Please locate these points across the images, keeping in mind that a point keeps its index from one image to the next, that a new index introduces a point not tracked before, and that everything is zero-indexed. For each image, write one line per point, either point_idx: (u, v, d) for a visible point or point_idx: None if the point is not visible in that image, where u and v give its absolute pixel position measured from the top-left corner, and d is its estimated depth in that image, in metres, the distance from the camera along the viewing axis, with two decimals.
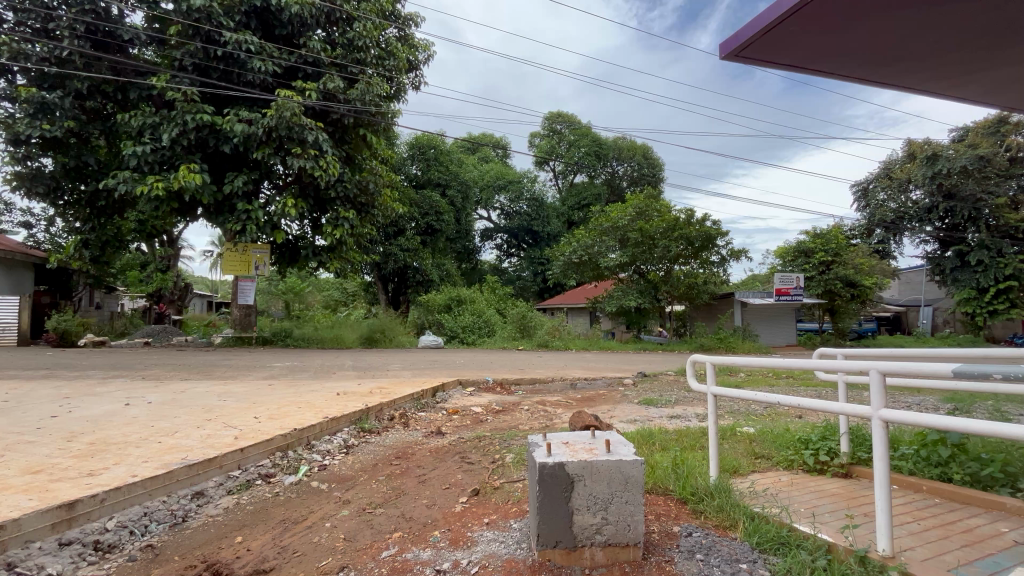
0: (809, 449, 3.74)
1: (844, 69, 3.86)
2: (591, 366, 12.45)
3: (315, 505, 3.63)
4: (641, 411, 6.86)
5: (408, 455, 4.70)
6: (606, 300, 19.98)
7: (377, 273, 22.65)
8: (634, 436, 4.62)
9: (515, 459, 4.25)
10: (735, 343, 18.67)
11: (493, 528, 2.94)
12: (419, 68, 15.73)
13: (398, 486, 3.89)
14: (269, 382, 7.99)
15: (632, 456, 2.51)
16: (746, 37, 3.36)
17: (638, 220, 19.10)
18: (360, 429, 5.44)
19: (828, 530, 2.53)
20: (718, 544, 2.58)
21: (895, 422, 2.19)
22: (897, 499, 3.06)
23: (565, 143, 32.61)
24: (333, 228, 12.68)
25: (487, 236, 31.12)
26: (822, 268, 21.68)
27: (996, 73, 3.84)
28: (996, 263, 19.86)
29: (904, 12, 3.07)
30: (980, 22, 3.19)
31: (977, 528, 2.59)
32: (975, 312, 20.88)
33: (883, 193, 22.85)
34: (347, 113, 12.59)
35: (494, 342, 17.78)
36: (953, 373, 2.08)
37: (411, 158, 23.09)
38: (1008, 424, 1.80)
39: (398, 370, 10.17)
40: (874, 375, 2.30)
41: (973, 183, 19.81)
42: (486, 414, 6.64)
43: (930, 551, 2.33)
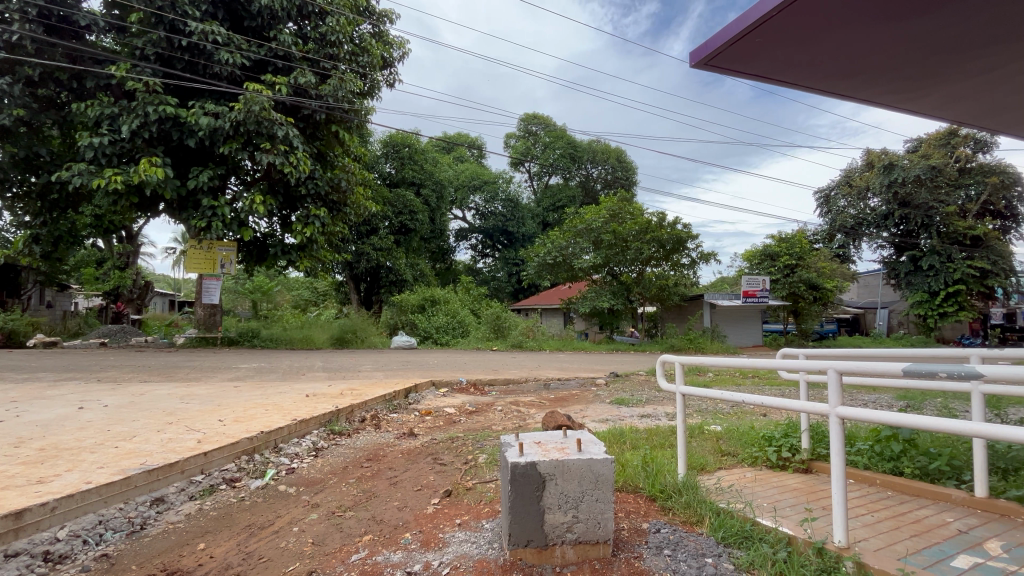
0: (772, 446, 3.88)
1: (808, 80, 4.01)
2: (564, 367, 12.56)
3: (281, 509, 3.54)
4: (612, 410, 6.95)
5: (379, 457, 4.63)
6: (581, 301, 20.17)
7: (348, 272, 22.28)
8: (606, 436, 4.67)
9: (488, 460, 4.26)
10: (704, 343, 19.23)
11: (464, 529, 2.94)
12: (393, 65, 15.58)
13: (369, 489, 3.83)
14: (234, 384, 7.76)
15: (603, 455, 2.54)
16: (716, 46, 3.43)
17: (612, 222, 19.40)
18: (329, 431, 5.33)
19: (789, 523, 2.62)
20: (685, 539, 2.65)
21: (852, 418, 2.29)
22: (853, 492, 3.21)
23: (540, 144, 32.86)
24: (303, 227, 12.39)
25: (461, 236, 31.02)
26: (787, 271, 22.46)
27: (944, 88, 4.07)
28: (946, 268, 20.88)
29: (863, 27, 3.22)
30: (934, 37, 3.35)
31: (926, 518, 2.74)
32: (927, 314, 21.83)
33: (844, 200, 23.90)
34: (319, 109, 12.32)
35: (468, 343, 17.70)
36: (903, 371, 2.19)
37: (385, 156, 22.87)
38: (955, 421, 1.91)
39: (370, 371, 10.05)
40: (832, 374, 2.39)
41: (926, 192, 20.92)
42: (460, 414, 6.63)
43: (883, 542, 2.45)
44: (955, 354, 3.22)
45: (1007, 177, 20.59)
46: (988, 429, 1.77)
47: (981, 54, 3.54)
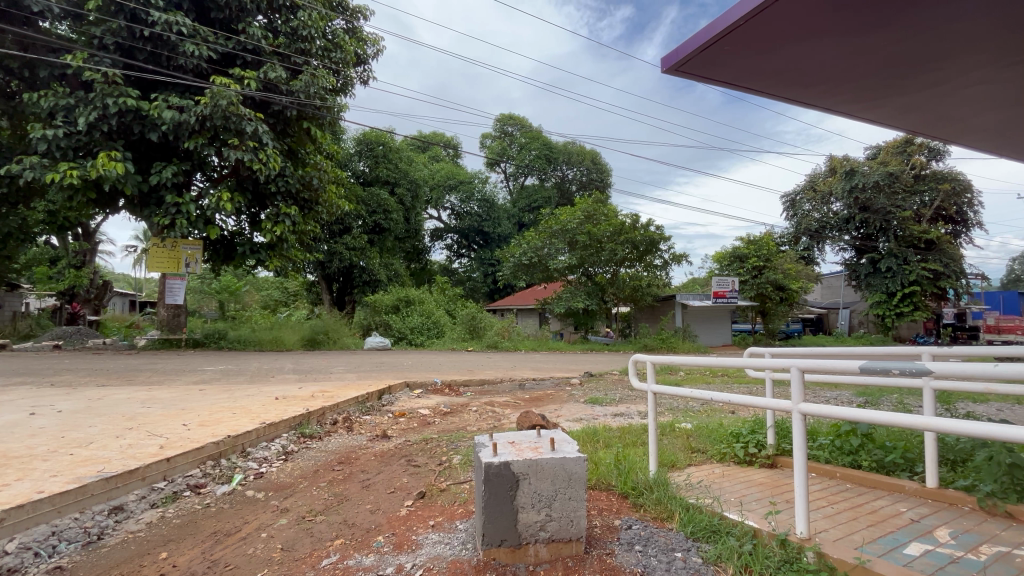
0: (740, 442, 3.99)
1: (774, 88, 4.16)
2: (539, 367, 12.63)
3: (250, 515, 3.45)
4: (586, 410, 7.03)
5: (352, 460, 4.56)
6: (556, 302, 20.31)
7: (320, 272, 21.87)
8: (579, 435, 4.72)
9: (462, 461, 4.25)
10: (676, 343, 19.68)
11: (438, 530, 2.92)
12: (367, 62, 15.38)
13: (340, 492, 3.77)
14: (200, 386, 7.52)
15: (575, 453, 2.58)
16: (686, 53, 3.52)
17: (586, 223, 19.64)
18: (300, 435, 5.22)
19: (754, 517, 2.70)
20: (656, 535, 2.70)
21: (813, 415, 2.38)
22: (815, 485, 3.34)
23: (516, 145, 32.98)
24: (273, 225, 12.09)
25: (437, 236, 30.85)
26: (755, 273, 23.18)
27: (899, 99, 4.28)
28: (902, 270, 21.87)
29: (822, 40, 3.37)
30: (888, 53, 3.54)
31: (881, 509, 2.87)
32: (884, 314, 22.81)
33: (808, 204, 24.84)
34: (289, 105, 12.05)
35: (443, 343, 17.61)
36: (860, 368, 2.29)
37: (358, 154, 22.60)
38: (907, 416, 2.02)
39: (343, 373, 9.89)
40: (794, 372, 2.49)
41: (884, 197, 21.92)
42: (435, 415, 6.60)
43: (842, 532, 2.56)
44: (908, 352, 3.37)
45: (958, 184, 21.77)
46: (940, 423, 1.87)
47: (933, 67, 3.73)
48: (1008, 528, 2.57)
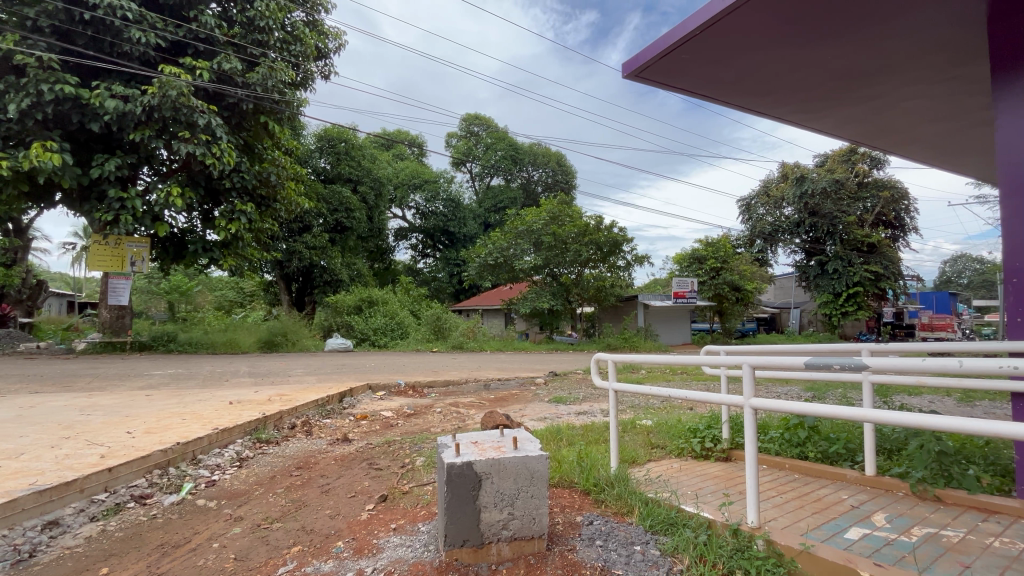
0: (697, 437, 4.13)
1: (730, 97, 4.33)
2: (505, 367, 12.65)
3: (200, 525, 3.29)
4: (551, 409, 7.08)
5: (311, 465, 4.44)
6: (521, 302, 20.41)
7: (278, 272, 21.12)
8: (543, 433, 4.77)
9: (426, 463, 4.20)
10: (638, 343, 20.13)
11: (400, 533, 2.89)
12: (329, 56, 15.02)
13: (299, 499, 3.66)
14: (146, 392, 7.13)
15: (537, 452, 2.61)
16: (646, 59, 3.62)
17: (552, 224, 19.86)
18: (255, 440, 5.02)
19: (709, 508, 2.81)
20: (616, 529, 2.77)
21: (762, 409, 2.49)
22: (765, 477, 3.50)
23: (482, 145, 32.92)
24: (226, 222, 11.57)
25: (401, 235, 30.43)
26: (712, 273, 24.03)
27: (842, 111, 4.55)
28: (847, 272, 23.19)
29: (772, 52, 3.54)
30: (831, 66, 3.75)
31: (826, 496, 3.05)
32: (831, 313, 24.07)
33: (762, 208, 25.94)
34: (245, 98, 11.58)
35: (407, 344, 17.36)
36: (804, 365, 2.43)
37: (319, 150, 22.01)
38: (846, 409, 2.15)
39: (302, 375, 9.60)
40: (746, 369, 2.60)
41: (831, 203, 23.20)
42: (398, 418, 6.50)
43: (788, 520, 2.69)
44: (849, 348, 3.59)
45: (897, 192, 23.25)
46: (875, 415, 2.01)
47: (870, 82, 4.00)
48: (937, 511, 2.77)
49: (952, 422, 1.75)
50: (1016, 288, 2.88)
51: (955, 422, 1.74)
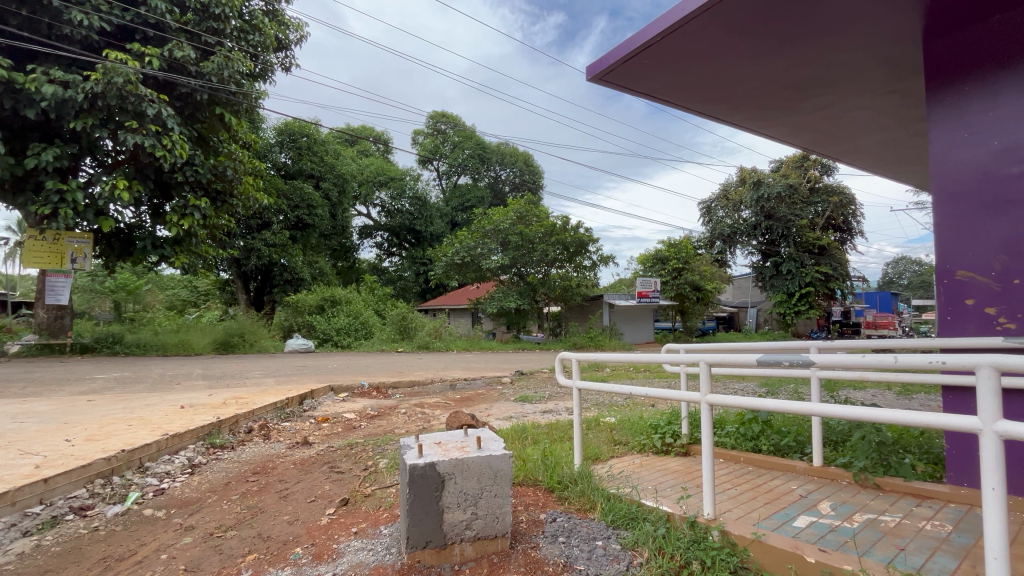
0: (658, 433, 4.25)
1: (690, 103, 4.47)
2: (471, 366, 12.60)
3: (147, 536, 3.13)
4: (517, 408, 7.12)
5: (268, 469, 4.30)
6: (488, 301, 20.41)
7: (235, 270, 20.33)
8: (508, 432, 4.79)
9: (389, 464, 4.15)
10: (603, 341, 20.48)
11: (361, 537, 2.84)
12: (289, 48, 14.59)
13: (255, 505, 3.54)
14: (89, 397, 6.72)
15: (501, 451, 2.62)
16: (610, 62, 3.71)
17: (519, 224, 19.98)
18: (208, 445, 4.82)
19: (668, 502, 2.88)
20: (578, 525, 2.81)
21: (718, 405, 2.58)
22: (721, 470, 3.63)
23: (449, 143, 32.67)
24: (178, 218, 11.01)
25: (365, 233, 29.87)
26: (675, 274, 24.75)
27: (794, 118, 4.77)
28: (799, 272, 24.32)
29: (729, 61, 3.68)
30: (784, 76, 3.93)
31: (777, 487, 3.20)
32: (785, 312, 25.20)
33: (722, 211, 26.85)
34: (199, 88, 11.08)
35: (372, 344, 17.04)
36: (756, 361, 2.53)
37: (280, 144, 21.30)
38: (794, 404, 2.26)
39: (259, 377, 9.27)
40: (703, 366, 2.69)
41: (785, 207, 24.27)
42: (361, 419, 6.37)
43: (742, 511, 2.80)
44: (799, 345, 3.76)
45: (845, 197, 24.52)
46: (821, 409, 2.12)
47: (818, 92, 4.21)
48: (876, 498, 2.95)
49: (892, 415, 1.86)
50: (947, 288, 3.06)
51: (893, 415, 1.86)
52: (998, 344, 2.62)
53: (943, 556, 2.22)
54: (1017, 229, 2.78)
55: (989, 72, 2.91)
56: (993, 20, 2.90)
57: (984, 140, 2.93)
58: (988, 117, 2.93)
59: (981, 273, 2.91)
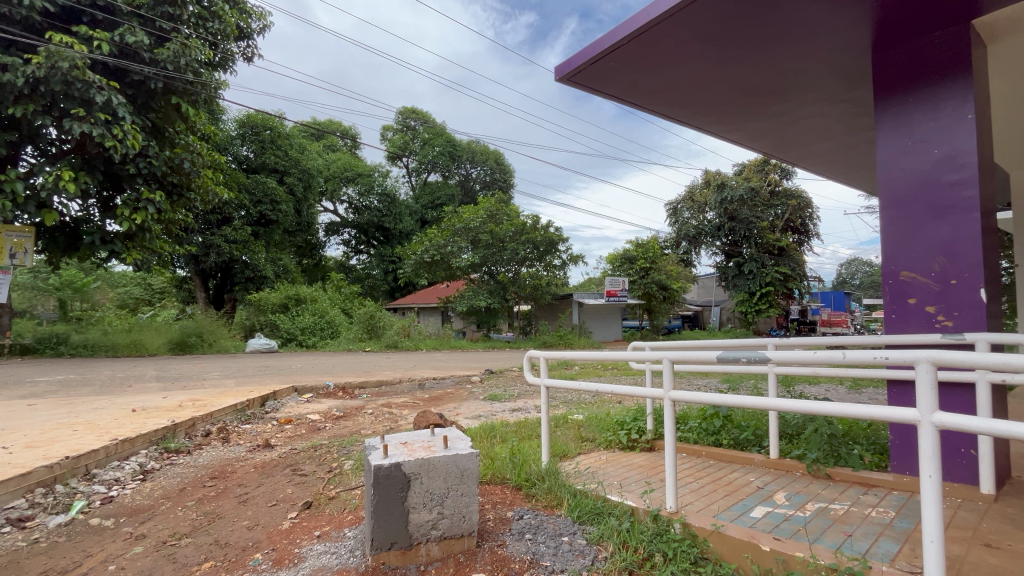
0: (624, 429, 4.34)
1: (658, 107, 4.57)
2: (441, 366, 12.50)
3: (94, 546, 2.97)
4: (486, 406, 7.13)
5: (227, 474, 4.15)
6: (458, 300, 20.30)
7: (193, 267, 19.50)
8: (477, 432, 4.77)
9: (354, 466, 4.07)
10: (573, 339, 20.71)
11: (324, 540, 2.78)
12: (252, 37, 14.13)
13: (212, 511, 3.40)
14: (30, 401, 6.32)
15: (468, 449, 2.62)
16: (578, 63, 3.76)
17: (489, 222, 19.96)
18: (162, 450, 4.61)
19: (632, 496, 2.94)
20: (545, 522, 2.83)
21: (680, 400, 2.66)
22: (684, 464, 3.74)
23: (419, 140, 32.29)
24: (131, 212, 10.45)
25: (332, 230, 29.23)
26: (642, 273, 25.28)
27: (755, 124, 4.94)
28: (760, 273, 25.23)
29: (693, 67, 3.78)
30: (744, 83, 4.06)
31: (735, 479, 3.32)
32: (746, 310, 26.10)
33: (687, 212, 27.54)
34: (154, 76, 10.56)
35: (338, 344, 16.67)
36: (716, 359, 2.61)
37: (241, 137, 20.54)
38: (753, 400, 2.35)
39: (219, 378, 8.93)
40: (666, 364, 2.76)
41: (747, 209, 25.12)
42: (326, 421, 6.22)
43: (703, 503, 2.90)
44: (757, 342, 3.90)
45: (803, 201, 25.54)
46: (776, 404, 2.21)
47: (776, 99, 4.37)
48: (828, 487, 3.10)
49: (843, 408, 1.95)
50: (892, 288, 3.24)
51: (842, 409, 1.95)
52: (937, 340, 2.80)
53: (887, 541, 2.35)
54: (954, 233, 2.98)
55: (931, 83, 3.09)
56: (935, 36, 3.09)
57: (925, 148, 3.12)
58: (929, 127, 3.11)
59: (923, 273, 3.09)
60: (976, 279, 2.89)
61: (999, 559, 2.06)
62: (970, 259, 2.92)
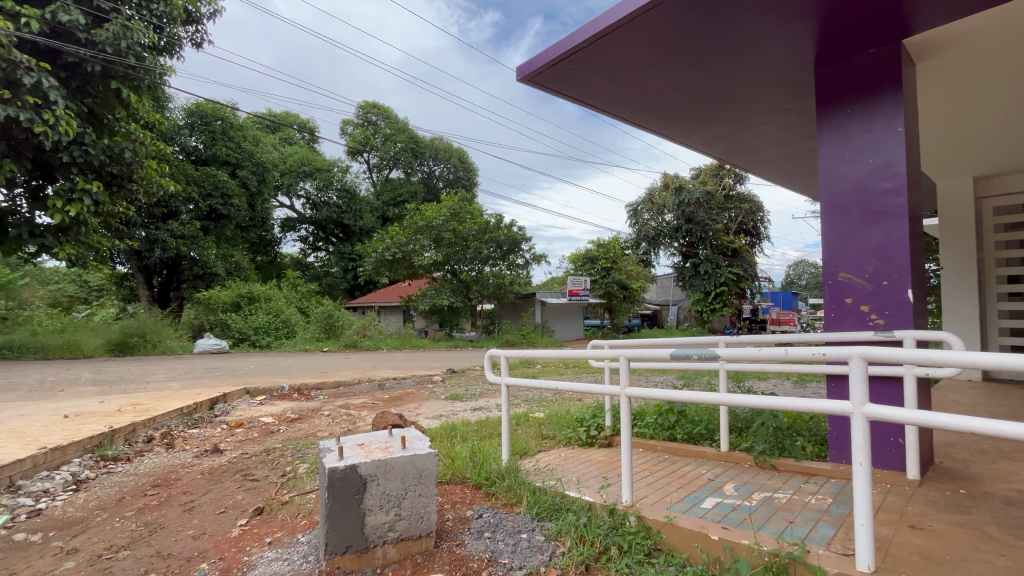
0: (584, 427, 4.43)
1: (617, 110, 4.68)
2: (402, 365, 12.32)
3: (19, 563, 2.76)
4: (447, 406, 7.08)
5: (171, 481, 3.93)
6: (420, 299, 20.00)
7: (135, 264, 18.32)
8: (436, 432, 4.73)
9: (309, 469, 3.96)
10: (535, 339, 20.85)
11: (276, 547, 2.69)
12: (201, 22, 13.41)
13: (154, 521, 3.23)
14: None
15: (426, 450, 2.60)
16: (539, 65, 3.81)
17: (452, 220, 19.80)
18: (98, 458, 4.33)
19: (589, 492, 2.99)
20: (504, 520, 2.85)
21: (636, 397, 2.72)
22: (641, 458, 3.85)
23: (380, 135, 31.64)
24: (63, 203, 9.69)
25: (288, 225, 28.27)
26: (603, 273, 25.78)
27: (708, 130, 5.14)
28: (715, 273, 26.19)
29: (650, 73, 3.90)
30: (698, 90, 4.22)
31: (688, 472, 3.45)
32: (702, 309, 27.03)
33: (647, 213, 28.26)
34: (92, 59, 9.88)
35: (293, 344, 16.10)
36: (669, 355, 2.67)
37: (189, 127, 19.49)
38: (705, 397, 2.43)
39: (163, 381, 8.46)
40: (622, 361, 2.81)
41: (703, 212, 26.04)
42: (280, 424, 6.00)
43: (658, 496, 2.99)
44: (708, 339, 4.03)
45: (755, 205, 26.74)
46: (726, 399, 2.31)
47: (726, 107, 4.57)
48: (773, 477, 3.27)
49: (788, 402, 2.06)
50: (831, 288, 3.45)
51: (787, 403, 2.07)
52: (870, 337, 3.00)
53: (824, 525, 2.51)
54: (886, 237, 3.20)
55: (866, 97, 3.31)
56: (871, 52, 3.32)
57: (862, 158, 3.34)
58: (865, 138, 3.33)
59: (858, 274, 3.30)
60: (904, 280, 3.12)
61: (922, 539, 2.24)
62: (901, 262, 3.14)
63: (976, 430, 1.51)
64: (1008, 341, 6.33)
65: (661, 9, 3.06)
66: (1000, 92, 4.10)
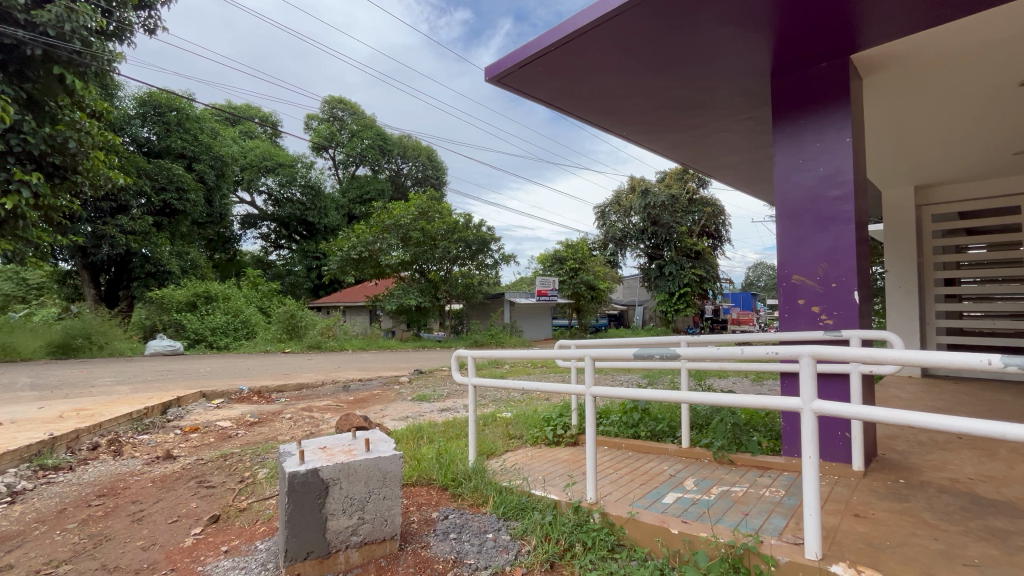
0: (551, 427, 4.47)
1: (583, 113, 4.74)
2: (367, 366, 12.10)
3: None
4: (414, 408, 7.01)
5: (118, 491, 3.72)
6: (387, 299, 19.62)
7: (80, 260, 17.29)
8: (403, 433, 4.67)
9: (269, 475, 3.84)
10: (504, 339, 20.88)
11: (231, 556, 2.60)
12: (155, 7, 12.77)
13: (99, 533, 3.05)
14: None
15: (390, 452, 2.57)
16: (507, 66, 3.83)
17: (420, 219, 19.53)
18: (36, 468, 4.06)
19: (555, 490, 3.02)
20: (470, 520, 2.84)
21: (601, 396, 2.77)
22: (605, 456, 3.93)
23: (347, 131, 30.94)
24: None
25: (248, 222, 27.30)
26: (571, 273, 26.09)
27: (670, 135, 5.28)
28: (679, 274, 26.88)
29: (615, 78, 3.97)
30: (661, 96, 4.32)
31: (651, 469, 3.53)
32: (667, 310, 27.66)
33: (614, 215, 28.77)
34: (32, 42, 9.24)
35: (253, 345, 15.54)
36: (633, 354, 2.73)
37: (141, 117, 18.48)
38: (667, 395, 2.50)
39: (111, 385, 8.00)
40: (588, 361, 2.86)
41: (668, 214, 26.72)
42: (238, 428, 5.79)
43: (621, 492, 3.05)
44: (671, 339, 4.14)
45: (717, 209, 27.66)
46: (687, 397, 2.38)
47: (689, 113, 4.71)
48: (730, 471, 3.40)
49: (745, 399, 2.14)
50: (785, 290, 3.61)
51: (744, 400, 2.15)
52: (820, 336, 3.17)
53: (776, 516, 2.62)
54: (835, 241, 3.38)
55: (818, 108, 3.49)
56: (822, 67, 3.51)
57: (813, 166, 3.51)
58: (817, 147, 3.49)
59: (810, 276, 3.47)
60: (850, 283, 3.30)
61: (866, 527, 2.37)
62: (848, 265, 3.32)
63: (914, 423, 1.61)
64: (945, 340, 6.75)
65: (625, 15, 3.12)
66: (939, 107, 4.40)
